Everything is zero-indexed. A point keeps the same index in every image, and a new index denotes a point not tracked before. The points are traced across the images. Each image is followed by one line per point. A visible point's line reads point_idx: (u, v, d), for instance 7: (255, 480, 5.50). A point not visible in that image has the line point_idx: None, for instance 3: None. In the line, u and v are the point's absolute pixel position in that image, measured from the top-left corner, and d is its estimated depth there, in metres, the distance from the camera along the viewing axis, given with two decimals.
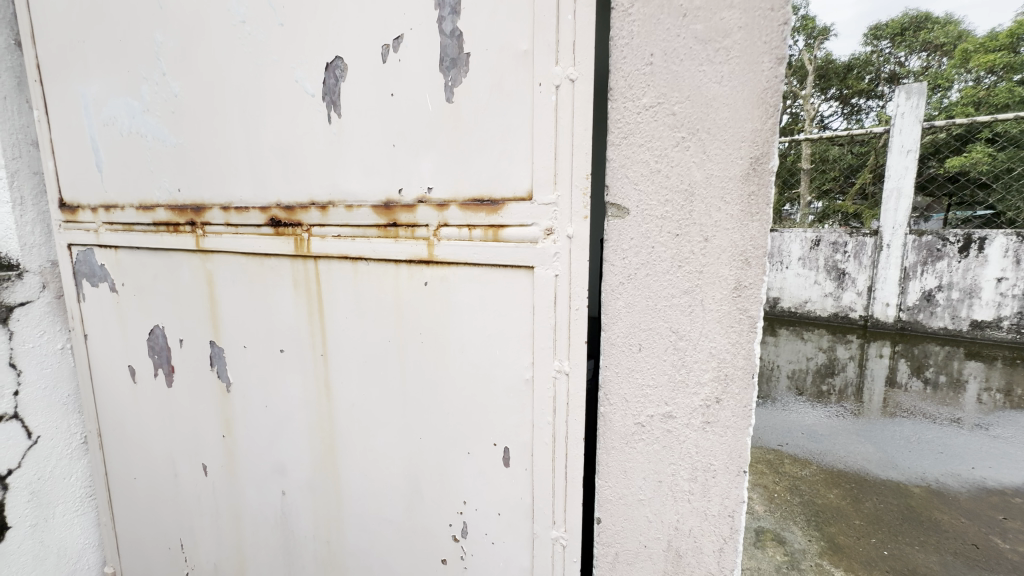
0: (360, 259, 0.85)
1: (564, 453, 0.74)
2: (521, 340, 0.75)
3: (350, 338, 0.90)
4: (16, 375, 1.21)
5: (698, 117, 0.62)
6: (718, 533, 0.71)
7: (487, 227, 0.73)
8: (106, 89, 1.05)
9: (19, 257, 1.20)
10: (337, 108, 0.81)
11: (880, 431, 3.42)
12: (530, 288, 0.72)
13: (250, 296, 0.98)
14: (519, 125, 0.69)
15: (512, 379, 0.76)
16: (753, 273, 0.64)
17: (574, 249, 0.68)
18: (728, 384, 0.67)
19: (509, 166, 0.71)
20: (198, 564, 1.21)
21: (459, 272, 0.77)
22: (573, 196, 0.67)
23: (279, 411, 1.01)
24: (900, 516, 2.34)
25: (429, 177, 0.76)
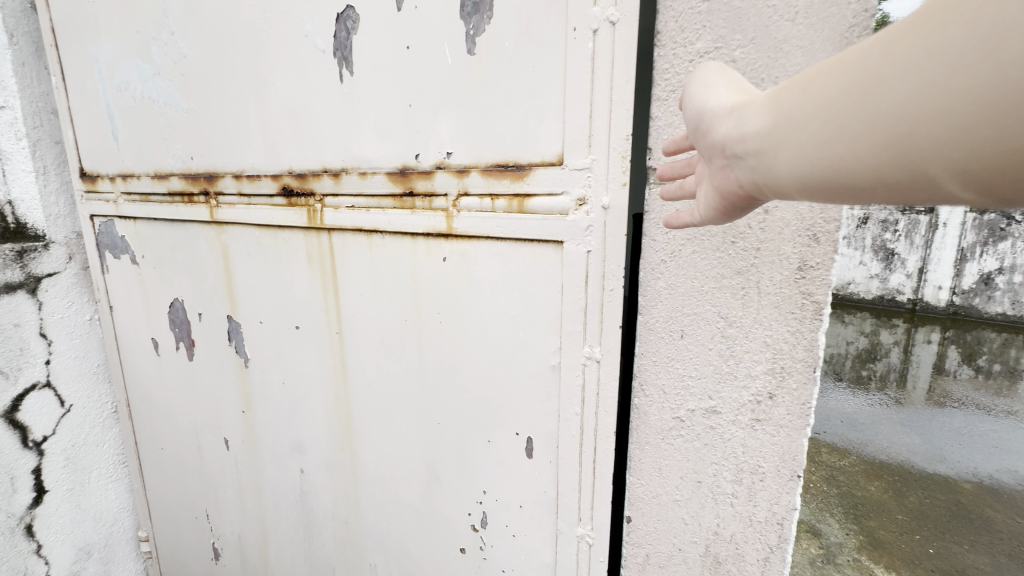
0: (375, 232, 0.79)
1: (593, 446, 0.68)
2: (547, 322, 0.68)
3: (366, 316, 0.85)
4: (48, 345, 1.22)
5: (763, 64, 0.52)
6: (764, 542, 0.64)
7: (512, 196, 0.66)
8: (118, 52, 1.00)
9: (44, 227, 1.20)
10: (349, 64, 0.74)
11: (926, 422, 3.28)
12: (558, 265, 0.65)
13: (264, 270, 0.94)
14: (549, 79, 0.60)
15: (536, 365, 0.70)
16: (821, 251, 0.54)
17: (610, 222, 0.60)
18: (784, 378, 0.59)
19: (537, 126, 0.63)
20: (223, 534, 1.22)
21: (480, 246, 0.70)
22: (611, 160, 0.59)
23: (296, 389, 0.98)
24: (948, 514, 2.21)
25: (448, 141, 0.69)
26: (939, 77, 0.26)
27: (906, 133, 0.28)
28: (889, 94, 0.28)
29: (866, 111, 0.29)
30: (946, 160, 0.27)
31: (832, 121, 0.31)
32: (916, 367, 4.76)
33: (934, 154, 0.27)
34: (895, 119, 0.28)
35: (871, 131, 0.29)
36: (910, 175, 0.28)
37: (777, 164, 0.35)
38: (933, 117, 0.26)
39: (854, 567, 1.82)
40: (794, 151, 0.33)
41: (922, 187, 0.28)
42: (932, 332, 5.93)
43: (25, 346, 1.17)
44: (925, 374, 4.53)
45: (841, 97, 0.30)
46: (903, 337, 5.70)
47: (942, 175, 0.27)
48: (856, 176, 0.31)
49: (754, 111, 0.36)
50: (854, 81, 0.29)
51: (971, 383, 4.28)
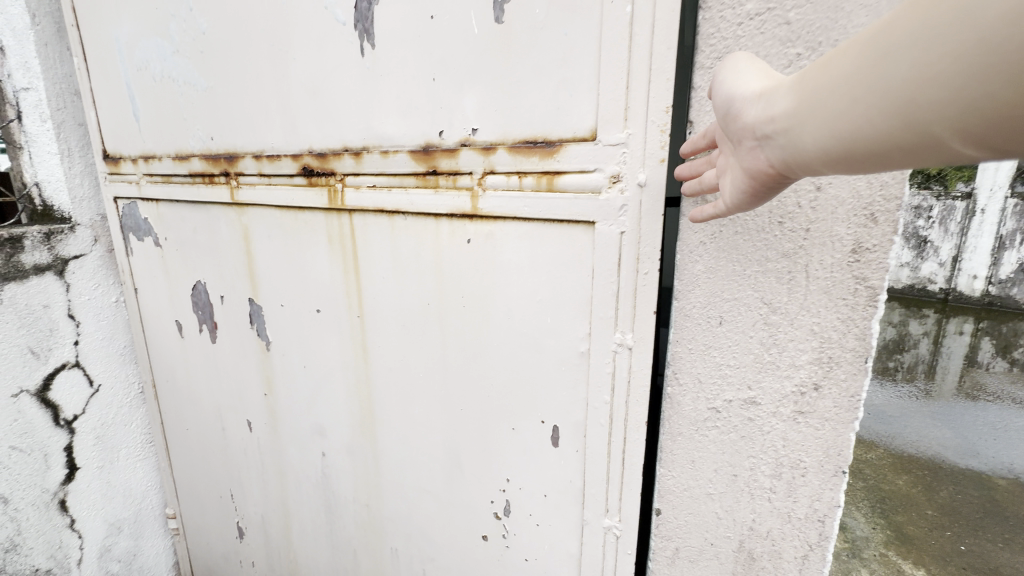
0: (397, 213, 0.77)
1: (622, 436, 0.65)
2: (576, 307, 0.65)
3: (387, 299, 0.83)
4: (76, 327, 1.24)
5: (822, 25, 0.48)
6: (803, 538, 0.61)
7: (541, 174, 0.62)
8: (137, 31, 0.99)
9: (70, 210, 1.21)
10: (370, 37, 0.71)
11: (958, 416, 3.18)
12: (589, 247, 0.62)
13: (285, 252, 0.93)
14: (583, 47, 0.56)
15: (564, 351, 0.67)
16: (879, 233, 0.50)
17: (645, 201, 0.57)
18: (831, 368, 0.55)
19: (568, 99, 0.59)
20: (247, 514, 1.24)
21: (506, 227, 0.68)
22: (648, 134, 0.55)
23: (317, 373, 0.97)
24: (981, 510, 2.14)
25: (474, 117, 0.66)
26: (941, 41, 0.29)
27: (912, 100, 0.31)
28: (897, 63, 0.31)
29: (881, 80, 0.32)
30: (952, 116, 0.29)
31: (847, 96, 0.34)
32: (947, 358, 4.60)
33: (936, 116, 0.30)
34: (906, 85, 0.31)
35: (882, 102, 0.32)
36: (917, 134, 0.31)
37: (799, 136, 0.37)
38: (938, 80, 0.29)
39: (881, 562, 1.77)
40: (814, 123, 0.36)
41: (930, 146, 0.31)
42: (964, 323, 5.71)
43: (54, 327, 1.19)
44: (956, 366, 4.37)
45: (858, 70, 0.33)
46: (934, 328, 5.51)
47: (947, 131, 0.30)
48: (872, 141, 0.34)
49: (779, 93, 0.39)
50: (865, 58, 0.33)
51: (1006, 376, 4.12)
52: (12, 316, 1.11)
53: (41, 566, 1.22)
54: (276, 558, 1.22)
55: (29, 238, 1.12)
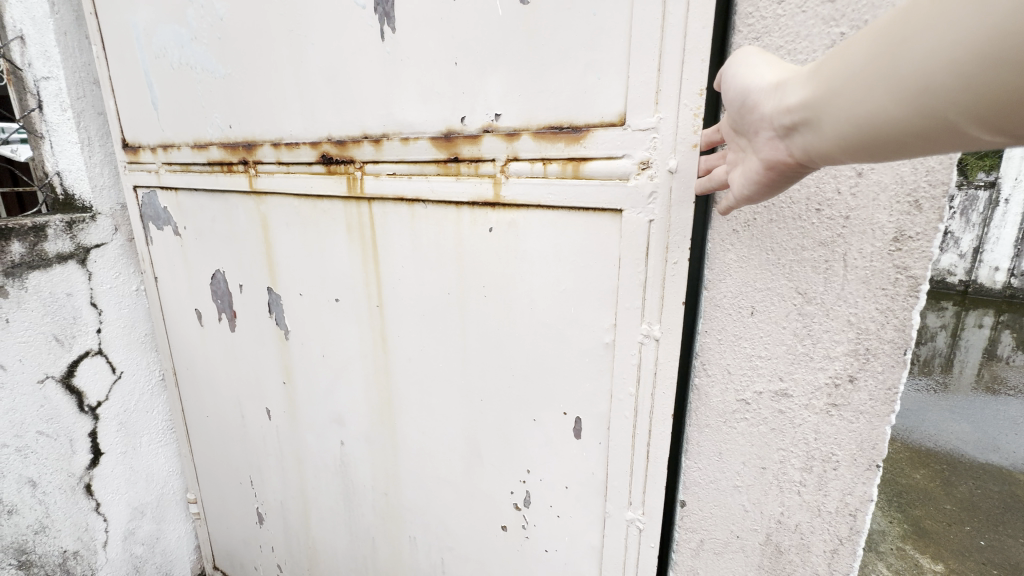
0: (416, 201, 0.76)
1: (646, 429, 0.64)
2: (602, 297, 0.64)
3: (406, 289, 0.83)
4: (98, 315, 1.25)
5: (868, 2, 0.46)
6: (833, 533, 0.60)
7: (566, 160, 0.61)
8: (155, 18, 0.98)
9: (91, 199, 1.21)
10: (390, 20, 0.70)
11: (978, 410, 3.13)
12: (616, 236, 0.61)
13: (304, 240, 0.93)
14: (613, 27, 0.55)
15: (588, 342, 0.66)
16: (923, 220, 0.48)
17: (676, 188, 0.55)
18: (868, 360, 0.53)
19: (596, 83, 0.57)
20: (265, 500, 1.26)
21: (529, 216, 0.66)
22: (680, 118, 0.53)
23: (336, 361, 0.97)
24: (1001, 505, 2.11)
25: (497, 102, 0.64)
26: (959, 31, 0.29)
27: (928, 88, 0.31)
28: (913, 50, 0.31)
29: (897, 69, 0.32)
30: (965, 103, 0.30)
31: (862, 83, 0.34)
32: (966, 351, 4.52)
33: (952, 105, 0.31)
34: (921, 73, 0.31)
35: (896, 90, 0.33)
36: (931, 120, 0.32)
37: (813, 124, 0.37)
38: (956, 68, 0.30)
39: (898, 556, 1.76)
40: (828, 111, 0.36)
41: (945, 133, 0.32)
42: (984, 315, 5.60)
43: (77, 315, 1.21)
44: (976, 360, 4.29)
45: (872, 57, 0.33)
46: (952, 321, 5.41)
47: (963, 117, 0.31)
48: (889, 129, 0.34)
49: (796, 85, 0.39)
50: (879, 46, 0.33)
51: None
52: (36, 303, 1.13)
53: (69, 548, 1.26)
54: (295, 544, 1.24)
55: (51, 227, 1.14)
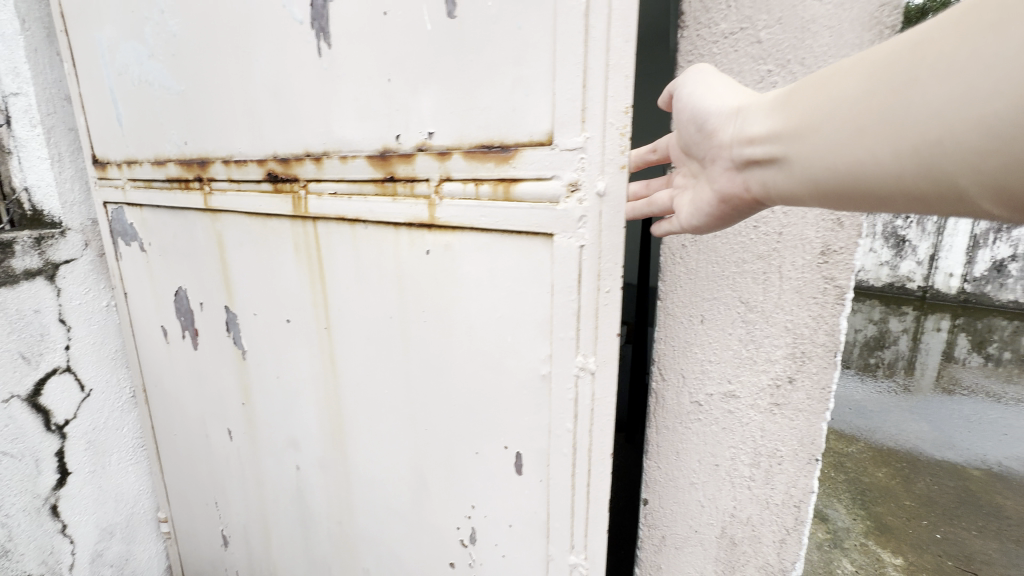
0: (358, 221, 0.76)
1: (586, 465, 0.64)
2: (537, 327, 0.63)
3: (351, 312, 0.83)
4: (67, 332, 1.24)
5: (788, 44, 0.59)
6: (780, 523, 0.65)
7: (497, 181, 0.61)
8: (117, 36, 1.00)
9: (60, 215, 1.21)
10: (326, 36, 0.71)
11: (935, 409, 3.29)
12: (548, 261, 0.60)
13: (257, 258, 0.94)
14: (536, 45, 0.55)
15: (525, 373, 0.65)
16: (845, 236, 0.55)
17: (605, 212, 0.56)
18: (804, 363, 0.59)
19: (523, 99, 0.57)
20: (230, 522, 1.25)
21: (464, 239, 0.66)
22: (607, 137, 0.54)
23: (290, 384, 0.98)
24: (956, 500, 2.22)
25: (430, 120, 0.64)
26: (978, 108, 0.34)
27: (943, 153, 0.36)
28: (933, 115, 0.36)
29: (919, 133, 0.37)
30: (970, 173, 0.35)
31: (887, 138, 0.39)
32: (926, 354, 4.72)
33: (965, 175, 0.36)
34: (916, 139, 0.38)
35: (917, 152, 0.38)
36: (945, 183, 0.37)
37: (811, 162, 0.45)
38: (971, 140, 0.34)
39: (861, 551, 1.83)
40: (829, 154, 0.43)
41: (955, 195, 0.37)
42: (942, 319, 5.89)
43: (45, 332, 1.19)
44: (934, 362, 4.50)
45: (898, 117, 0.38)
46: (912, 325, 5.66)
47: (974, 184, 0.36)
48: (904, 182, 0.39)
49: (816, 128, 0.44)
50: (904, 108, 0.38)
51: (980, 370, 4.27)
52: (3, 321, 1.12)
53: (32, 573, 1.22)
54: (260, 568, 1.22)
55: (19, 243, 1.13)
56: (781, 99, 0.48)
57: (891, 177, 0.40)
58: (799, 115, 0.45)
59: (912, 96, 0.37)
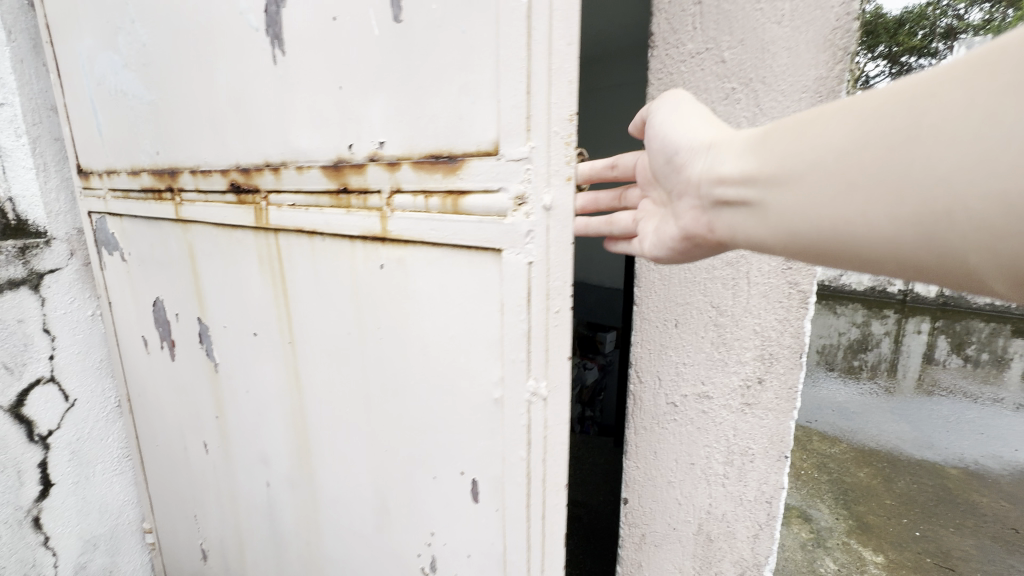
0: (315, 233, 0.73)
1: (540, 495, 0.59)
2: (488, 349, 0.58)
3: (313, 325, 0.79)
4: (51, 341, 1.23)
5: (749, 64, 0.64)
6: (754, 519, 0.68)
7: (446, 193, 0.57)
8: (96, 47, 1.01)
9: (46, 224, 1.21)
10: (280, 42, 0.69)
11: (915, 410, 3.36)
12: (498, 279, 0.55)
13: (224, 267, 0.92)
14: (477, 49, 0.51)
15: (478, 396, 0.60)
16: None
17: (553, 226, 0.52)
18: (772, 364, 0.62)
19: (470, 106, 0.53)
20: (209, 535, 1.24)
21: (415, 253, 0.62)
22: (552, 147, 0.50)
23: (259, 397, 0.94)
24: (935, 498, 2.28)
25: (381, 130, 0.61)
26: (992, 189, 0.33)
27: (953, 229, 0.35)
28: (939, 190, 0.35)
29: (925, 205, 0.36)
30: (981, 252, 0.34)
31: (891, 207, 0.38)
32: (908, 356, 4.81)
33: (974, 253, 0.35)
34: (914, 207, 0.37)
35: (922, 224, 0.37)
36: (951, 259, 0.36)
37: (796, 213, 0.43)
38: (983, 220, 0.34)
39: (843, 550, 1.87)
40: (816, 208, 0.42)
41: (962, 272, 0.36)
42: (923, 321, 6.03)
43: (29, 342, 1.19)
44: (915, 363, 4.60)
45: (901, 188, 0.37)
46: (895, 327, 5.78)
47: (983, 263, 0.35)
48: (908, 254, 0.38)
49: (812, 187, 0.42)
50: (909, 179, 0.36)
51: (959, 371, 4.37)
52: None
53: None
54: None
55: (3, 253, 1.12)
56: (761, 141, 0.46)
57: (882, 240, 0.39)
58: (782, 163, 0.44)
59: (913, 161, 0.36)
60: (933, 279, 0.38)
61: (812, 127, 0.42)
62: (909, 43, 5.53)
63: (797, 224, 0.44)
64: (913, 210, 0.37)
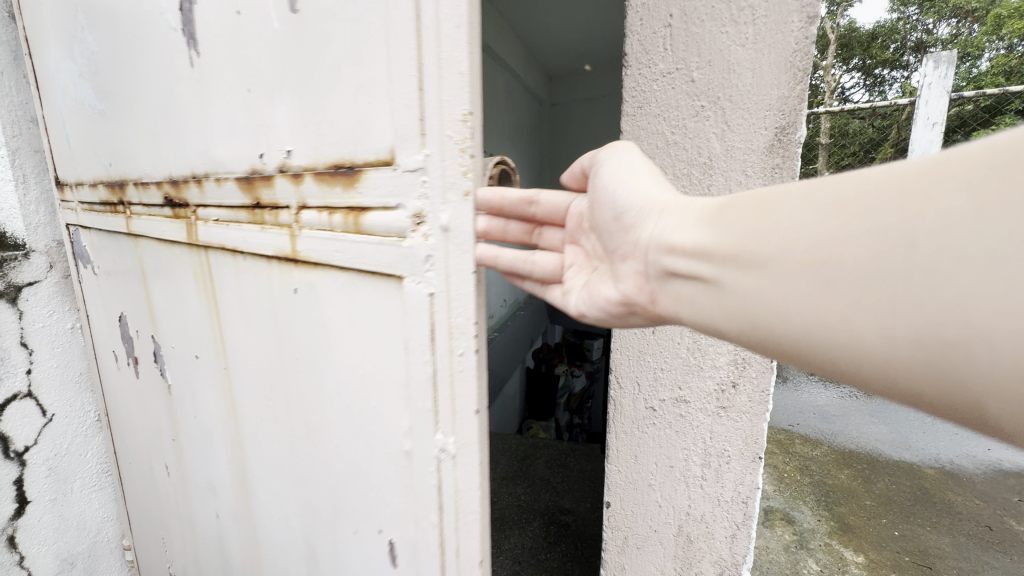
0: (238, 252, 0.66)
1: (455, 570, 0.51)
2: (398, 390, 0.51)
3: (243, 352, 0.72)
4: (29, 355, 1.21)
5: (717, 84, 0.67)
6: (731, 520, 0.70)
7: (347, 210, 0.50)
8: (62, 58, 0.99)
9: (25, 236, 1.19)
10: (194, 42, 0.62)
11: (893, 412, 3.45)
12: (400, 308, 0.48)
13: (170, 283, 0.85)
14: (371, 35, 0.44)
15: (390, 445, 0.53)
16: None
17: (453, 251, 0.44)
18: (745, 368, 0.65)
19: (367, 108, 0.46)
20: (175, 559, 1.19)
21: (325, 276, 0.55)
22: (446, 154, 0.42)
23: (206, 424, 0.87)
24: (913, 497, 2.33)
25: (288, 137, 0.54)
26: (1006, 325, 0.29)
27: (956, 361, 0.31)
28: (939, 315, 0.31)
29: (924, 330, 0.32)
30: (993, 392, 0.30)
31: (882, 324, 0.34)
32: None
33: (982, 391, 0.31)
34: (911, 322, 0.32)
35: (920, 348, 0.32)
36: (956, 393, 0.32)
37: (776, 313, 0.39)
38: (992, 357, 0.30)
39: (825, 551, 1.90)
40: (796, 311, 0.38)
41: (970, 411, 0.32)
42: None
43: (7, 356, 1.16)
44: None
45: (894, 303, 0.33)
46: None
47: (995, 406, 0.30)
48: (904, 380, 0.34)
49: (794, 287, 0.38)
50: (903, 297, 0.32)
51: None
52: None
53: None
54: None
55: None
56: (733, 226, 0.42)
57: (868, 352, 0.35)
58: (758, 257, 0.40)
59: (910, 275, 0.32)
60: (933, 410, 0.34)
61: (786, 210, 0.39)
62: (880, 57, 5.80)
63: (769, 320, 0.40)
64: (907, 323, 0.32)
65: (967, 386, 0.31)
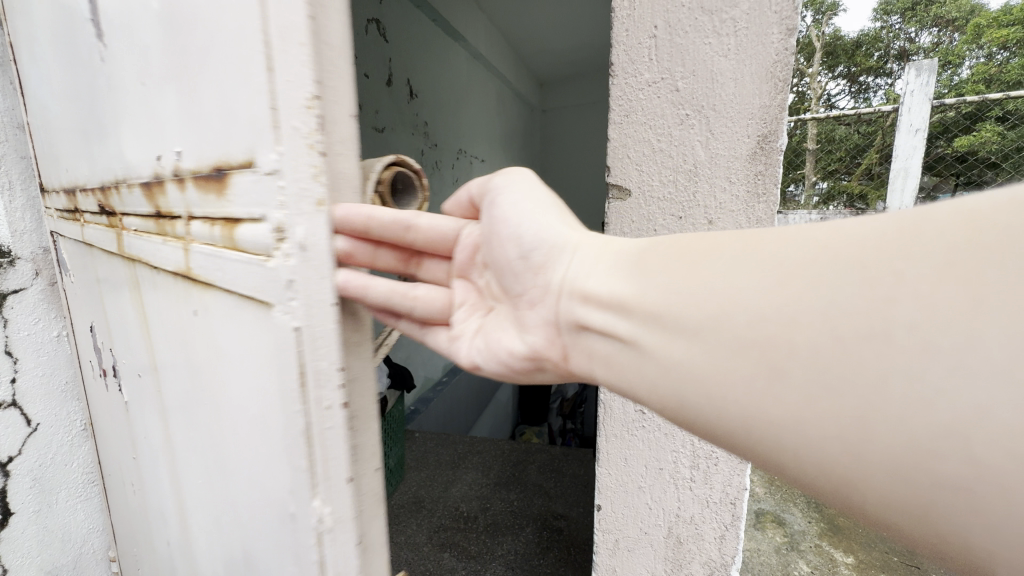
0: (150, 266, 0.54)
1: None
2: (279, 441, 0.40)
3: (171, 376, 0.56)
4: (13, 364, 0.96)
5: (701, 93, 0.69)
6: (720, 521, 0.71)
7: (224, 222, 0.39)
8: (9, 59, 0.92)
9: (8, 243, 0.95)
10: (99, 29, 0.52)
11: None
12: (273, 345, 0.37)
13: (111, 291, 0.69)
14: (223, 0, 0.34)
15: (275, 505, 0.42)
16: None
17: (307, 275, 0.35)
18: None
19: (231, 94, 0.35)
20: None
21: (216, 299, 0.44)
22: (293, 151, 0.33)
23: (150, 447, 0.70)
24: None
25: (177, 134, 0.43)
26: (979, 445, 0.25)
27: (931, 484, 0.28)
28: (908, 427, 0.28)
29: (889, 441, 0.29)
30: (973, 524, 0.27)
31: (843, 429, 0.30)
32: None
33: (959, 521, 0.27)
34: (878, 432, 0.29)
35: (890, 465, 0.29)
36: (932, 519, 0.28)
37: (731, 406, 0.35)
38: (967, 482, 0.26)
39: (815, 552, 1.92)
40: (748, 404, 0.34)
41: (950, 543, 0.28)
42: None
43: None
44: None
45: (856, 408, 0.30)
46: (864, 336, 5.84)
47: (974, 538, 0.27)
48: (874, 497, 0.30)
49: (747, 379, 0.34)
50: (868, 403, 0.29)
51: None
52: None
53: None
54: None
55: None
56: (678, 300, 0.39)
57: (826, 457, 0.31)
58: (708, 341, 0.36)
59: (874, 377, 0.29)
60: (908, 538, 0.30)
61: (723, 273, 0.37)
62: (864, 63, 5.88)
63: (721, 412, 0.36)
64: (864, 410, 0.29)
65: (942, 508, 0.28)
